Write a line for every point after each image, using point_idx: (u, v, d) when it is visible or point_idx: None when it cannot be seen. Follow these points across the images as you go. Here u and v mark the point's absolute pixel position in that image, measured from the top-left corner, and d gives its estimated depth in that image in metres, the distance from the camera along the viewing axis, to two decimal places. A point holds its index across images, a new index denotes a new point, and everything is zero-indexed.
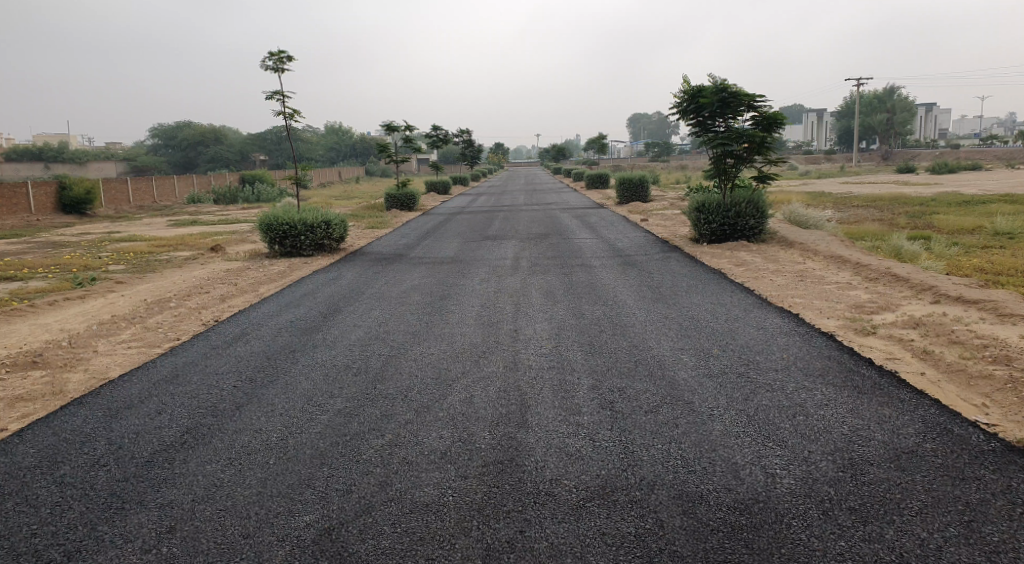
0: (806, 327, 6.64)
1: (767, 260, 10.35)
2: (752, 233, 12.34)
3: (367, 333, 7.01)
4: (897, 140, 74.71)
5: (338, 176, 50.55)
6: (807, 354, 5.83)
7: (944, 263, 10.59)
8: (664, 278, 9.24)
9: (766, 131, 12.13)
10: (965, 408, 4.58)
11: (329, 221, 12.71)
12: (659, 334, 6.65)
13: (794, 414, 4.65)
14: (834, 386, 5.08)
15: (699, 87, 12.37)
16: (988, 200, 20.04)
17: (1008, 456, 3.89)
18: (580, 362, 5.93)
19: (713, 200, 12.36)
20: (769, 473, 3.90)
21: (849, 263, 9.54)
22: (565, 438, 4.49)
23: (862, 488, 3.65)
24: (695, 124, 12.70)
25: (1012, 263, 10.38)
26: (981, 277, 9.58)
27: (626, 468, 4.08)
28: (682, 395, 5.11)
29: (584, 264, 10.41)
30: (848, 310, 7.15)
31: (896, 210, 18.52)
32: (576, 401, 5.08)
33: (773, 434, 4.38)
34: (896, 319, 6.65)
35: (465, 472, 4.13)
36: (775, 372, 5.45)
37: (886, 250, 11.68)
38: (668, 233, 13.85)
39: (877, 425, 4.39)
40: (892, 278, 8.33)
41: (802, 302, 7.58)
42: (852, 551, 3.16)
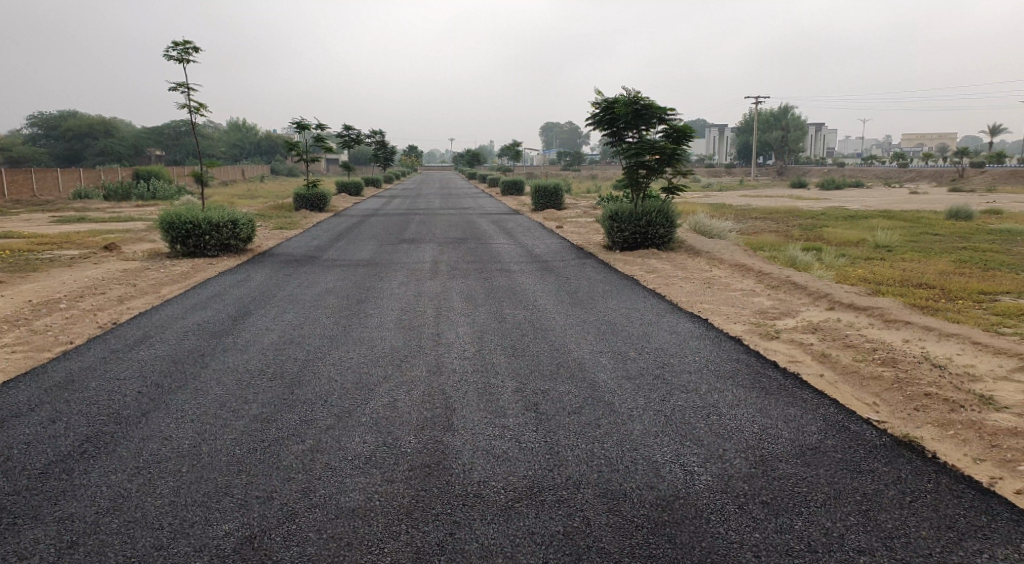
0: (715, 331, 6.99)
1: (677, 267, 10.80)
2: (662, 241, 12.85)
3: (282, 337, 6.75)
4: (790, 157, 80.06)
5: (241, 175, 48.28)
6: (717, 357, 6.13)
7: (834, 273, 11.46)
8: (582, 283, 9.45)
9: (676, 143, 12.66)
10: (859, 406, 4.98)
11: (236, 220, 12.11)
12: (579, 338, 6.80)
13: (707, 414, 4.89)
14: (744, 388, 5.37)
15: (614, 98, 12.74)
16: (869, 215, 21.89)
17: (898, 450, 4.26)
18: (503, 365, 5.97)
19: (626, 208, 12.76)
20: (687, 470, 4.08)
21: (752, 271, 10.13)
22: (491, 440, 4.50)
23: (773, 483, 3.88)
24: (610, 134, 13.07)
25: (891, 274, 11.35)
26: (867, 286, 10.42)
27: (552, 468, 4.14)
28: (603, 396, 5.26)
29: (503, 268, 10.49)
30: (752, 315, 7.59)
31: (790, 222, 19.85)
32: (500, 404, 5.10)
33: (689, 433, 4.59)
34: (796, 324, 7.13)
35: (392, 476, 4.05)
36: (689, 374, 5.71)
37: (783, 260, 12.49)
38: (583, 240, 14.19)
39: (783, 423, 4.68)
40: (791, 286, 8.92)
41: (710, 308, 7.98)
42: (766, 542, 3.36)
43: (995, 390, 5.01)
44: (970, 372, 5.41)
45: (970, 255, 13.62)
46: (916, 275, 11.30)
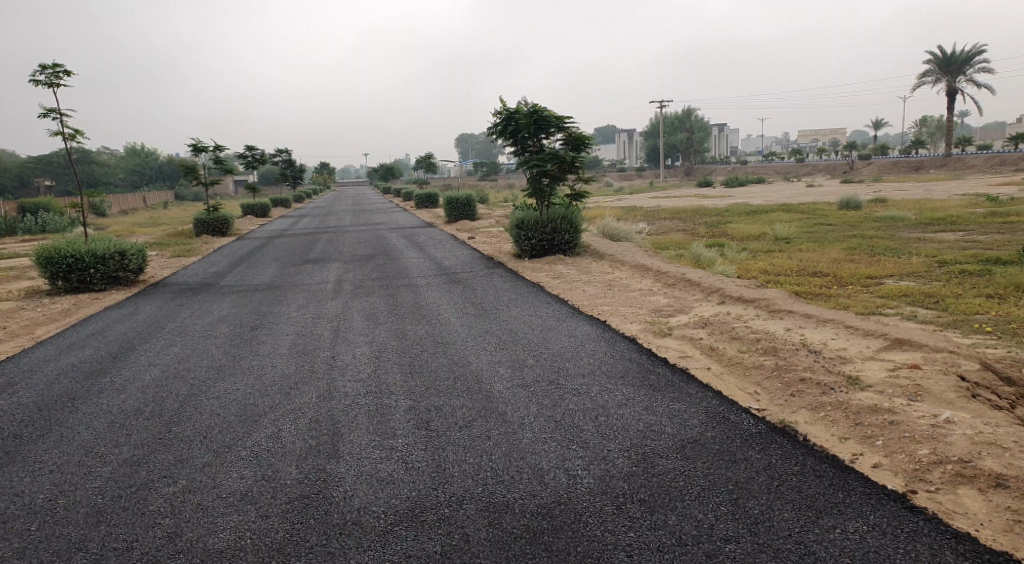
0: (611, 332, 7.14)
1: (582, 271, 10.98)
2: (569, 247, 13.09)
3: (164, 372, 6.40)
4: (698, 157, 83.45)
5: (142, 203, 45.86)
6: (611, 358, 6.24)
7: (735, 267, 11.91)
8: (487, 294, 9.47)
9: (575, 152, 12.95)
10: (739, 397, 5.14)
11: (123, 250, 11.46)
12: (479, 349, 6.78)
13: (596, 415, 4.94)
14: (633, 387, 5.48)
15: (515, 109, 12.86)
16: (769, 209, 23.08)
17: (772, 436, 4.42)
18: (398, 384, 5.85)
19: (533, 217, 12.93)
20: (571, 475, 4.10)
21: (652, 271, 10.42)
22: (377, 464, 4.39)
23: (652, 480, 3.95)
24: (513, 144, 13.20)
25: (787, 265, 11.92)
26: (765, 278, 10.88)
27: (436, 486, 4.08)
28: (496, 407, 5.24)
29: (408, 283, 10.36)
30: (648, 314, 7.79)
31: (697, 221, 20.58)
32: (391, 425, 4.99)
33: (577, 436, 4.63)
34: (688, 320, 7.38)
35: (268, 510, 3.89)
36: (582, 377, 5.77)
37: (686, 258, 12.89)
38: (493, 250, 14.24)
39: (667, 419, 4.79)
40: (686, 283, 9.23)
41: (609, 310, 8.14)
42: (638, 541, 3.39)
43: (862, 370, 5.28)
44: (841, 355, 5.71)
45: (858, 242, 14.51)
46: (810, 264, 11.90)
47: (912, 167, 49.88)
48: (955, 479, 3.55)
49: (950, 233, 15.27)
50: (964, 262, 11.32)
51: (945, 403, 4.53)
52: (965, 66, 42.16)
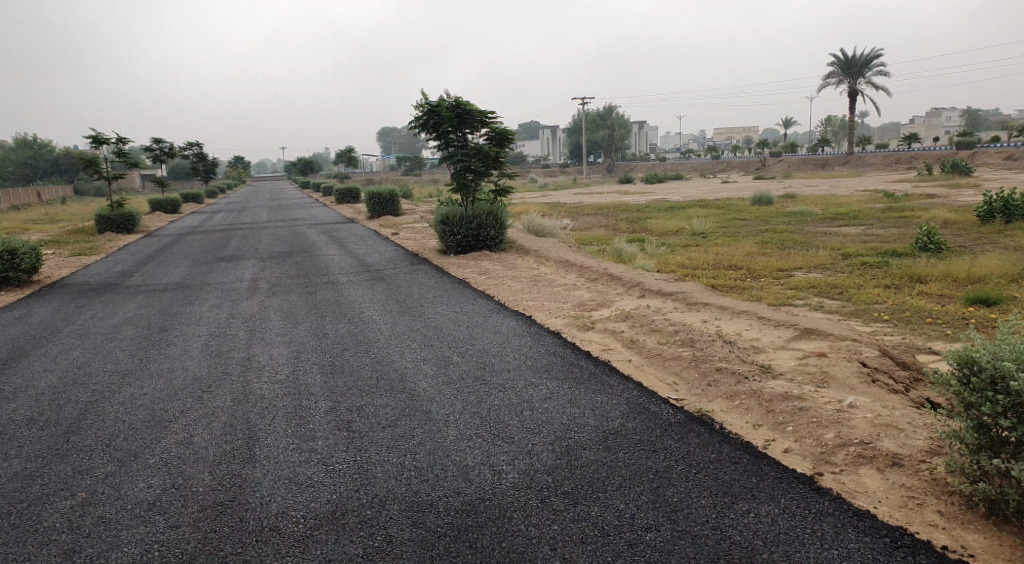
0: (536, 327, 7.18)
1: (508, 267, 11.01)
2: (494, 243, 13.09)
3: (62, 377, 5.95)
4: (619, 154, 85.52)
5: (34, 198, 42.54)
6: (535, 353, 6.28)
7: (655, 262, 12.24)
8: (411, 290, 9.34)
9: (499, 147, 12.96)
10: (660, 388, 5.27)
11: (14, 249, 10.58)
12: (403, 347, 6.66)
13: (521, 410, 4.95)
14: (557, 380, 5.53)
15: (437, 102, 12.67)
16: (686, 205, 23.93)
17: (690, 425, 4.55)
18: (319, 384, 5.67)
19: (458, 212, 12.85)
20: (495, 470, 4.08)
21: (576, 266, 10.57)
22: (295, 467, 4.22)
23: (576, 471, 3.99)
24: (435, 138, 13.04)
25: (704, 259, 12.36)
26: (683, 272, 11.23)
27: (359, 487, 3.97)
28: (421, 405, 5.16)
29: (330, 281, 10.07)
30: (572, 309, 7.89)
31: (618, 217, 21.06)
32: (310, 427, 4.82)
33: (502, 431, 4.62)
34: (611, 314, 7.52)
35: (177, 520, 3.67)
36: (507, 373, 5.77)
37: (609, 253, 13.14)
38: (418, 246, 14.06)
39: (590, 411, 4.86)
40: (608, 278, 9.41)
41: (534, 305, 8.19)
42: (562, 533, 3.41)
43: (774, 360, 5.54)
44: (754, 345, 5.96)
45: (769, 236, 15.24)
46: (725, 258, 12.39)
47: (816, 165, 52.91)
48: (856, 460, 3.75)
49: (852, 227, 16.27)
50: (864, 255, 12.08)
51: (847, 389, 4.80)
52: (863, 70, 45.04)
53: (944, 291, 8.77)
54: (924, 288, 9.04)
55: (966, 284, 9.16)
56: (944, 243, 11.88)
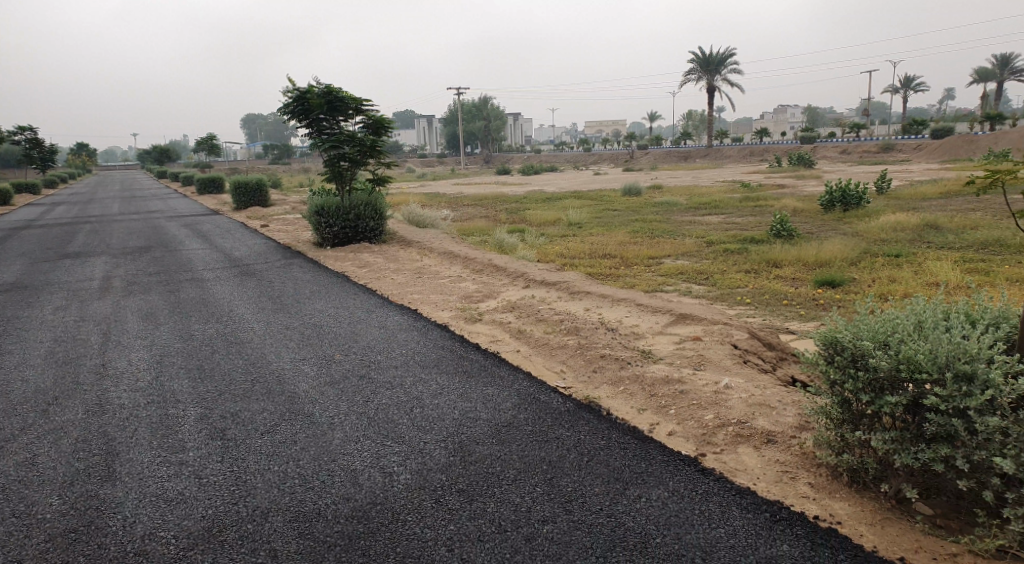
0: (422, 320, 7.04)
1: (389, 260, 10.73)
2: (374, 235, 12.71)
3: None
4: (496, 144, 86.23)
5: None
6: (423, 347, 6.14)
7: (536, 252, 12.44)
8: (286, 286, 8.83)
9: (375, 136, 12.57)
10: (548, 378, 5.33)
11: None
12: (280, 347, 6.27)
13: (410, 408, 4.82)
14: (447, 375, 5.43)
15: (306, 88, 12.01)
16: (563, 196, 24.57)
17: (580, 413, 4.64)
18: (186, 391, 5.19)
19: (334, 203, 12.33)
20: (386, 472, 3.93)
21: (459, 257, 10.50)
22: (163, 482, 3.83)
23: (470, 468, 3.93)
24: (306, 126, 12.39)
25: (582, 248, 12.73)
26: (563, 262, 11.50)
27: (238, 500, 3.67)
28: (303, 408, 4.87)
29: (194, 278, 9.29)
30: (458, 301, 7.81)
31: (497, 207, 21.21)
32: (179, 437, 4.40)
33: (392, 431, 4.46)
34: (497, 305, 7.53)
35: (20, 555, 3.21)
36: (394, 370, 5.59)
37: (490, 244, 13.18)
38: (292, 238, 13.35)
39: (481, 405, 4.81)
40: (492, 268, 9.42)
41: (419, 297, 8.03)
42: (459, 532, 3.33)
43: (654, 345, 5.78)
44: (635, 331, 6.20)
45: (641, 226, 15.99)
46: (601, 247, 12.83)
47: (680, 157, 56.31)
48: (735, 439, 3.98)
49: (714, 216, 17.42)
50: (726, 242, 12.96)
51: (722, 371, 5.10)
52: (720, 68, 48.35)
53: (795, 275, 9.60)
54: (779, 272, 9.84)
55: (813, 268, 10.08)
56: (794, 231, 13.01)
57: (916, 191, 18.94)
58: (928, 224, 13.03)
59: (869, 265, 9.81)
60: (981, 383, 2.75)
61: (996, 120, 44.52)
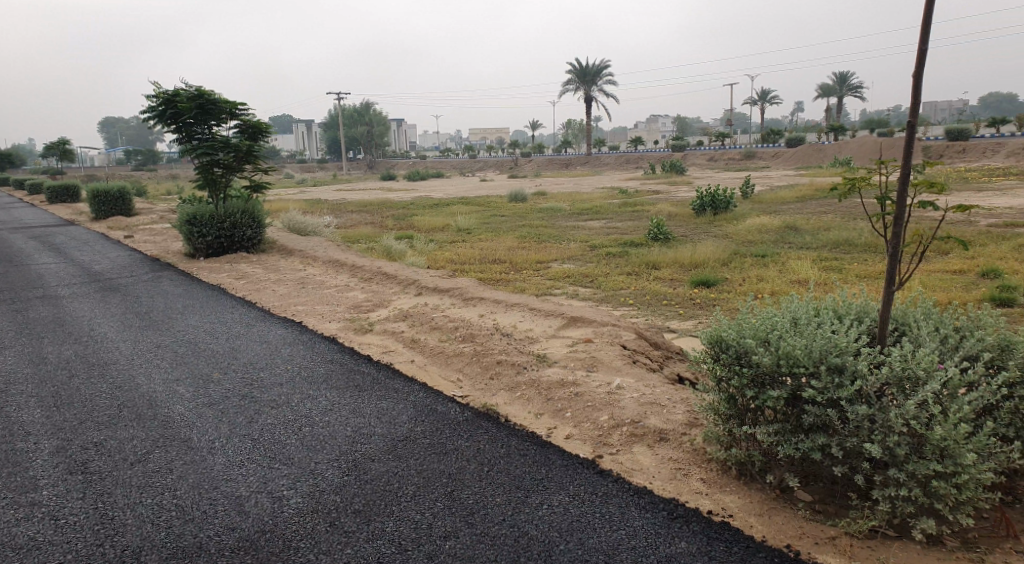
0: (309, 333, 6.71)
1: (270, 270, 10.18)
2: (252, 244, 12.00)
3: None
4: (380, 150, 84.68)
5: None
6: (311, 362, 5.84)
7: (425, 258, 12.27)
8: (155, 301, 8.13)
9: (252, 141, 11.92)
10: (445, 387, 5.24)
11: None
12: (149, 368, 5.73)
13: (299, 427, 4.55)
14: (338, 390, 5.20)
15: (172, 90, 11.19)
16: (449, 202, 24.51)
17: (478, 422, 4.58)
18: (37, 421, 4.61)
19: (206, 211, 11.54)
20: (275, 497, 3.68)
21: (345, 266, 10.16)
22: (11, 528, 3.36)
23: (366, 486, 3.76)
24: (174, 130, 11.54)
25: (471, 254, 12.71)
26: (453, 268, 11.42)
27: (103, 541, 3.28)
28: (178, 433, 4.46)
29: (44, 295, 8.34)
30: (347, 311, 7.53)
31: (383, 214, 20.78)
32: (30, 475, 3.89)
33: (279, 453, 4.19)
34: (388, 314, 7.34)
35: None
36: (280, 387, 5.28)
37: (377, 251, 12.86)
38: (159, 249, 12.35)
39: (375, 420, 4.64)
40: (381, 277, 9.18)
41: (304, 309, 7.67)
42: (357, 556, 3.17)
43: (548, 349, 5.85)
44: (529, 336, 6.24)
45: (527, 231, 16.24)
46: (490, 253, 12.89)
47: (562, 163, 57.96)
48: (630, 439, 4.09)
49: (597, 221, 18.04)
50: (609, 246, 13.44)
51: (614, 372, 5.23)
52: (597, 77, 50.25)
53: (674, 275, 10.11)
54: (659, 274, 10.32)
55: (690, 269, 10.66)
56: (670, 234, 13.71)
57: (775, 196, 20.61)
58: (787, 226, 14.20)
59: (738, 265, 10.51)
60: (850, 374, 2.99)
61: (839, 131, 49.50)
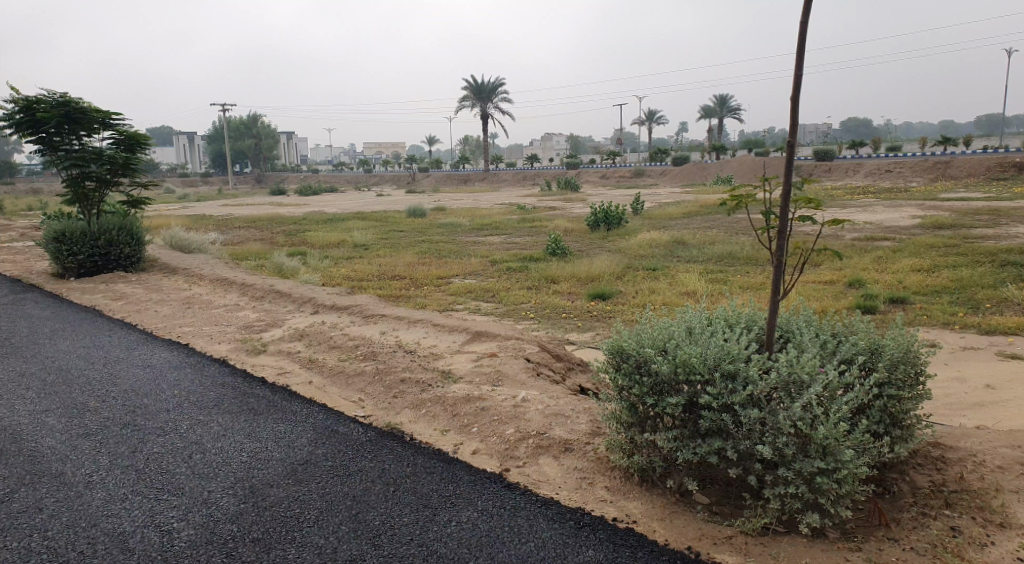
0: (197, 356, 6.30)
1: (150, 289, 9.47)
2: (130, 263, 11.12)
3: None
4: (270, 163, 81.43)
5: None
6: (200, 386, 5.47)
7: (320, 275, 11.88)
8: (15, 325, 7.34)
9: (128, 153, 11.12)
10: (346, 407, 5.06)
11: None
12: (11, 399, 5.14)
13: (189, 454, 4.24)
14: (231, 414, 4.89)
15: (34, 96, 10.22)
16: (345, 217, 24.00)
17: (382, 441, 4.46)
18: None
19: (77, 227, 10.59)
20: (164, 530, 3.39)
21: (234, 284, 9.64)
22: None
23: (265, 513, 3.55)
24: (36, 139, 10.53)
25: (369, 270, 12.45)
26: (350, 284, 11.13)
27: None
28: (49, 468, 4.03)
29: None
30: (238, 332, 7.12)
31: (274, 229, 19.95)
32: None
33: (168, 483, 3.87)
34: (283, 333, 7.02)
35: None
36: (166, 413, 4.90)
37: (269, 268, 12.29)
38: (19, 269, 11.19)
39: (273, 443, 4.40)
40: (274, 295, 8.78)
41: (190, 330, 7.19)
42: None
43: (452, 364, 5.80)
44: (433, 352, 6.18)
45: (426, 246, 16.13)
46: (388, 268, 12.68)
47: (459, 179, 58.18)
48: (536, 451, 4.12)
49: (496, 237, 18.21)
50: (509, 261, 13.59)
51: (519, 384, 5.27)
52: (493, 95, 51.05)
53: (572, 289, 10.37)
54: (557, 288, 10.55)
55: (587, 282, 10.99)
56: (567, 249, 14.07)
57: (664, 212, 21.69)
58: (676, 240, 14.96)
59: (631, 278, 10.96)
60: (742, 379, 3.18)
61: (720, 152, 52.99)
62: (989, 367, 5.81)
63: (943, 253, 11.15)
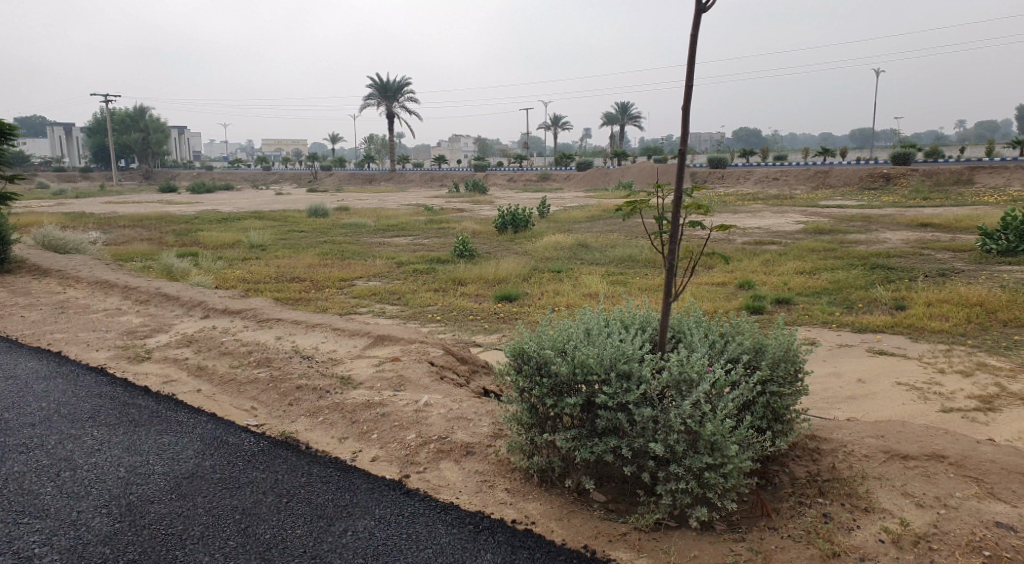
0: (69, 364, 5.76)
1: (16, 293, 8.60)
2: None
3: None
4: (158, 158, 76.32)
5: None
6: (72, 397, 5.00)
7: (212, 277, 11.23)
8: None
9: None
10: (236, 416, 4.79)
11: None
12: None
13: (57, 472, 3.86)
14: (107, 427, 4.50)
15: None
16: (240, 216, 22.87)
17: (275, 450, 4.24)
18: None
19: None
20: (23, 558, 3.06)
21: (115, 286, 8.92)
22: None
23: (143, 533, 3.28)
24: None
25: (267, 272, 11.91)
26: (246, 287, 10.59)
27: None
28: None
29: None
30: (118, 338, 6.58)
31: (161, 228, 18.70)
32: None
33: (30, 505, 3.50)
34: (170, 339, 6.56)
35: None
36: (30, 428, 4.44)
37: (156, 269, 11.48)
38: None
39: (155, 457, 4.09)
40: (161, 298, 8.20)
41: (62, 337, 6.58)
42: None
43: (352, 370, 5.62)
44: (332, 357, 5.96)
45: (328, 247, 15.64)
46: (287, 270, 12.18)
47: (364, 179, 56.90)
48: (437, 455, 4.06)
49: (402, 238, 17.93)
50: (415, 263, 13.40)
51: (421, 389, 5.18)
52: (399, 94, 50.29)
53: (479, 291, 10.35)
54: (463, 290, 10.51)
55: (493, 284, 11.00)
56: (474, 251, 14.06)
57: (569, 215, 22.15)
58: (580, 243, 15.30)
59: (537, 280, 11.09)
60: (636, 379, 3.27)
61: (622, 157, 54.87)
62: (861, 362, 6.31)
63: (822, 257, 12.03)
